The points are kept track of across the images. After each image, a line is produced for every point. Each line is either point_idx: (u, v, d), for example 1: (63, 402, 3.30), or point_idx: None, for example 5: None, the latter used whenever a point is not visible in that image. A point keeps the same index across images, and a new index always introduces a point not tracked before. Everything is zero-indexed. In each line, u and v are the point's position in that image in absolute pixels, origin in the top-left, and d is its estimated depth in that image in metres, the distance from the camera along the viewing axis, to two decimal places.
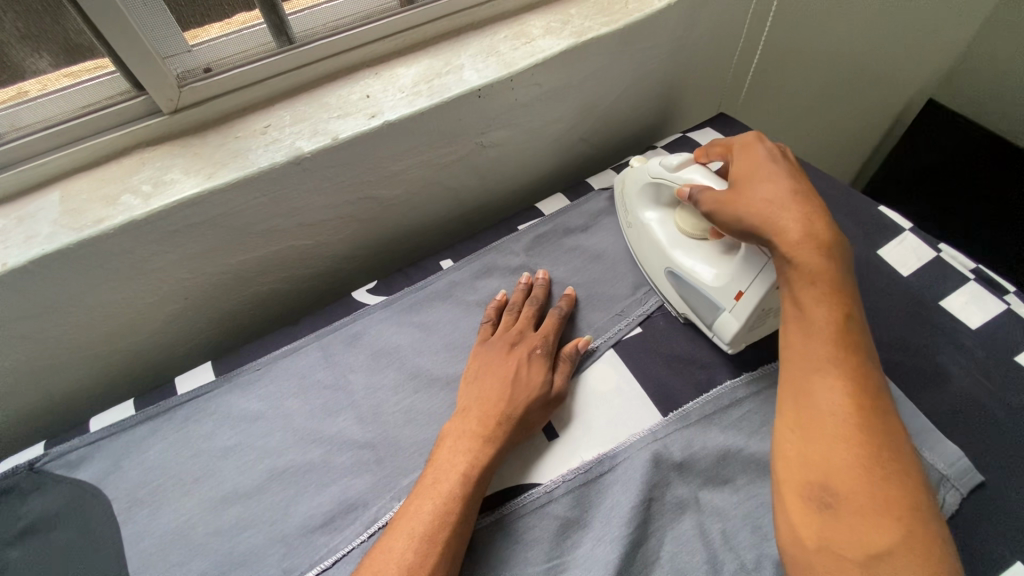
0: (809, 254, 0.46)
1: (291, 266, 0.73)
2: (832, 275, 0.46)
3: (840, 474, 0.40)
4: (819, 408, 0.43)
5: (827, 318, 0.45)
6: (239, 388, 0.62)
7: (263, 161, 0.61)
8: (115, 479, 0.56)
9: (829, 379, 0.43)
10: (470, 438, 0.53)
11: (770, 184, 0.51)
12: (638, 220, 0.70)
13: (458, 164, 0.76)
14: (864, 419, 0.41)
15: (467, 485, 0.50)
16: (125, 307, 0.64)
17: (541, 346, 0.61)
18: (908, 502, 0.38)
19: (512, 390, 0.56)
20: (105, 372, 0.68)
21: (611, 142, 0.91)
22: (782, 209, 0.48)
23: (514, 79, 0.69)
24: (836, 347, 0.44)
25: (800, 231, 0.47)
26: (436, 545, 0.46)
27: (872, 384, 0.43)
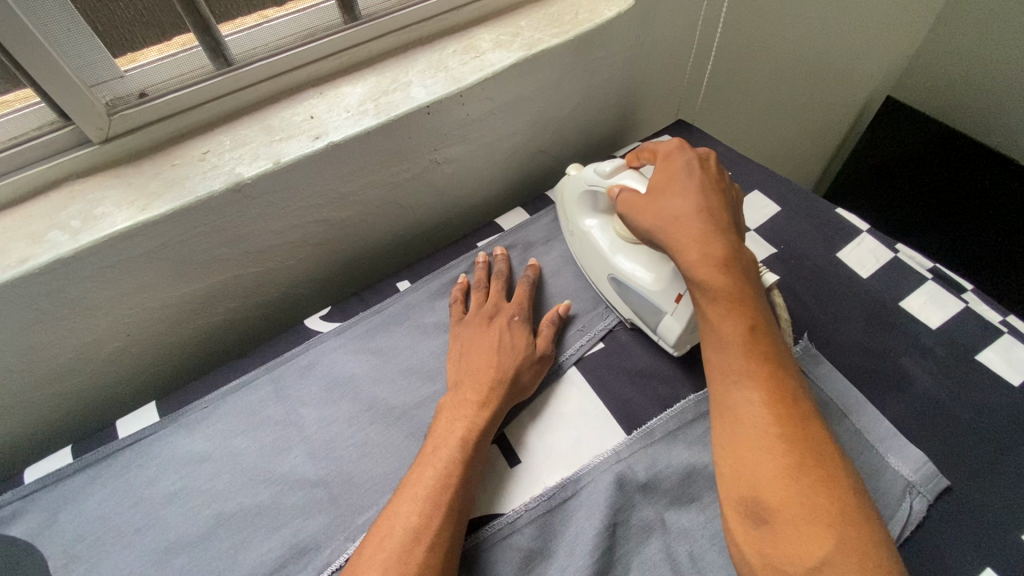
0: (709, 271, 0.46)
1: (241, 295, 0.71)
2: (732, 289, 0.45)
3: (765, 488, 0.39)
4: (737, 425, 0.42)
5: (735, 332, 0.44)
6: (185, 428, 0.59)
7: (200, 189, 0.58)
8: (50, 534, 0.53)
9: (745, 394, 0.43)
10: (464, 411, 0.55)
11: (669, 202, 0.50)
12: (577, 228, 0.68)
13: (412, 182, 0.74)
14: (785, 429, 0.41)
15: (449, 477, 0.50)
16: (59, 348, 0.60)
17: (518, 313, 0.64)
18: (836, 506, 0.38)
19: (499, 357, 0.59)
20: (43, 418, 0.65)
21: (570, 153, 0.90)
22: (683, 226, 0.48)
23: (464, 94, 0.68)
24: (749, 359, 0.44)
25: (697, 249, 0.47)
26: (427, 535, 0.46)
27: (791, 392, 0.43)
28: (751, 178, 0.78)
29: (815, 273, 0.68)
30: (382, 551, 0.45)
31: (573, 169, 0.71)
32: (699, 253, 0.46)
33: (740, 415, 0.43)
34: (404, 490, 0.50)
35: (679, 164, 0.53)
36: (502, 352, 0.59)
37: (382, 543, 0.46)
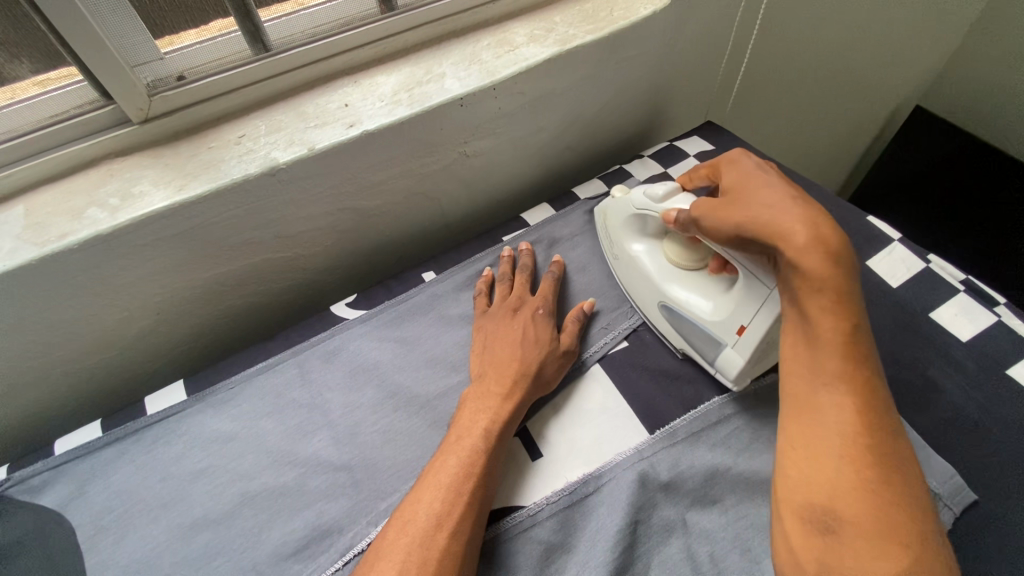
0: (819, 264, 0.43)
1: (269, 280, 0.71)
2: (839, 285, 0.43)
3: (843, 496, 0.39)
4: (824, 429, 0.42)
5: (835, 332, 0.43)
6: (212, 408, 0.60)
7: (235, 172, 0.59)
8: (79, 505, 0.54)
9: (841, 398, 0.42)
10: (490, 398, 0.55)
11: (766, 196, 0.48)
12: (624, 254, 0.67)
13: (440, 174, 0.74)
14: (872, 441, 0.41)
15: (476, 460, 0.50)
16: (91, 324, 0.61)
17: (542, 307, 0.64)
18: (915, 528, 0.38)
19: (524, 351, 0.59)
20: (73, 391, 0.66)
21: (597, 151, 0.90)
22: (791, 214, 0.45)
23: (497, 87, 0.68)
24: (848, 363, 0.43)
25: (807, 237, 0.43)
26: (450, 519, 0.46)
27: (882, 407, 0.42)
28: None
29: None
30: (401, 538, 0.45)
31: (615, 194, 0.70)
32: (806, 244, 0.43)
33: (834, 419, 0.42)
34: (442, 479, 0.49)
35: (758, 168, 0.53)
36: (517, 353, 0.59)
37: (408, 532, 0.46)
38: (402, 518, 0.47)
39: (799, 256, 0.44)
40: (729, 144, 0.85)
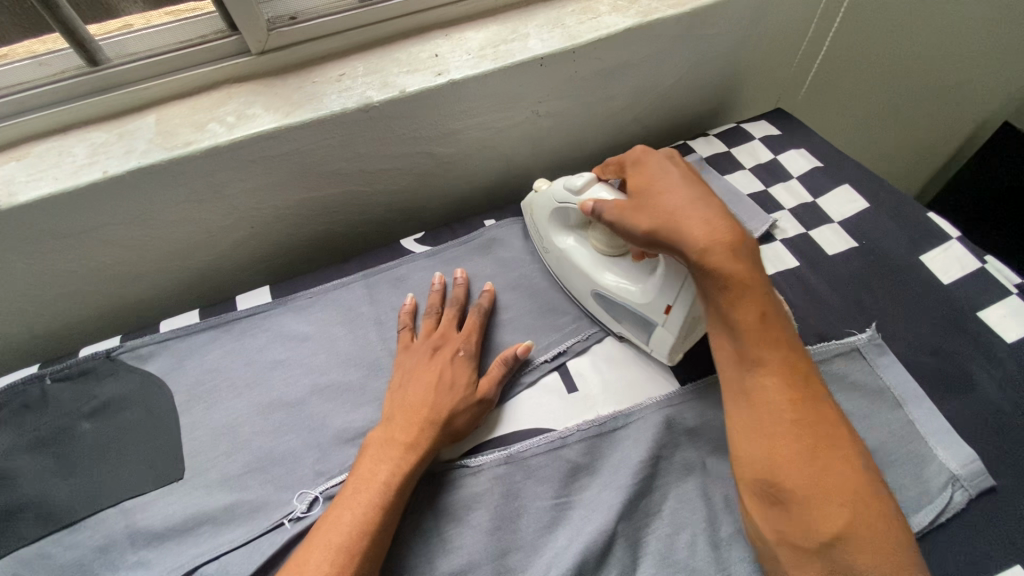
0: (713, 260, 0.46)
1: (348, 211, 0.79)
2: (742, 273, 0.46)
3: (780, 473, 0.42)
4: (756, 416, 0.45)
5: (750, 320, 0.46)
6: (293, 311, 0.68)
7: (335, 105, 0.65)
8: (178, 375, 0.63)
9: (766, 383, 0.45)
10: (393, 446, 0.52)
11: (668, 198, 0.50)
12: (555, 247, 0.67)
13: (512, 130, 0.79)
14: (800, 414, 0.44)
15: (387, 494, 0.49)
16: (197, 227, 0.70)
17: (463, 348, 0.61)
18: (852, 487, 0.41)
19: (436, 397, 0.55)
20: (175, 285, 0.76)
21: (664, 126, 0.92)
22: (688, 215, 0.48)
23: (577, 51, 0.72)
24: (754, 349, 0.46)
25: (703, 232, 0.46)
26: (354, 556, 0.46)
27: (802, 375, 0.45)
28: (844, 173, 0.79)
29: (894, 271, 0.68)
30: (373, 484, 0.50)
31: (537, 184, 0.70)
32: (709, 240, 0.46)
33: (765, 404, 0.45)
34: (392, 431, 0.54)
35: (661, 165, 0.54)
36: (456, 340, 0.62)
37: (378, 467, 0.51)
38: (374, 454, 0.53)
39: (704, 261, 0.46)
40: (798, 131, 0.86)
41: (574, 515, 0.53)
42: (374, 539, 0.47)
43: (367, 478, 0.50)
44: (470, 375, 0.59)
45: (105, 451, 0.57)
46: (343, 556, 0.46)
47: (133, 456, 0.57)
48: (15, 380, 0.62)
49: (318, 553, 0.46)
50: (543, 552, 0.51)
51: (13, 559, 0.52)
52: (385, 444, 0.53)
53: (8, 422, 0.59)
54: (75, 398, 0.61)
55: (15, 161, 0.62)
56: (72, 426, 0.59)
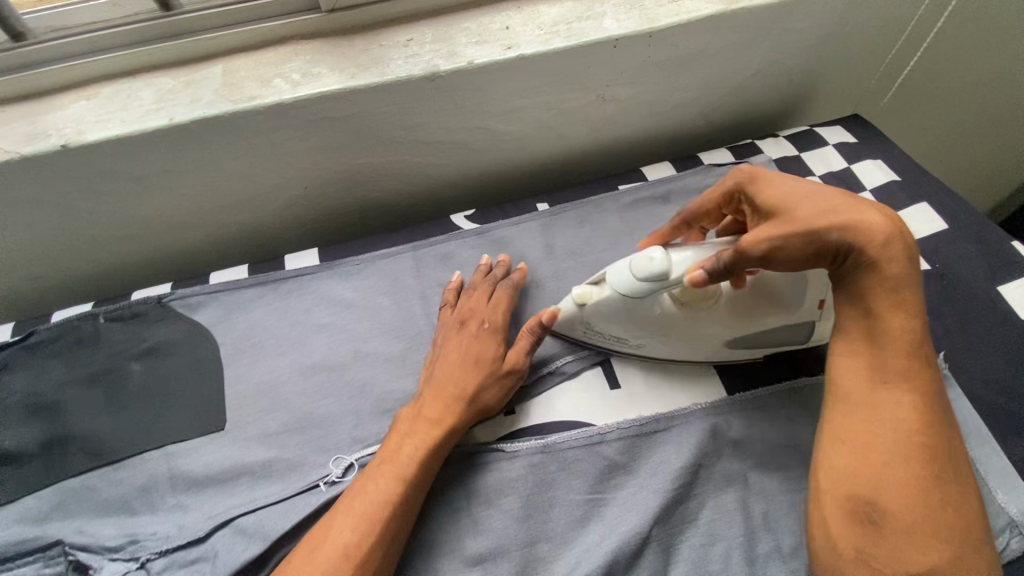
0: (895, 265, 0.44)
1: (400, 180, 0.78)
2: (912, 292, 0.45)
3: (893, 488, 0.41)
4: (890, 432, 0.43)
5: (902, 334, 0.44)
6: (340, 276, 0.68)
7: (400, 71, 0.64)
8: (224, 327, 0.64)
9: (909, 399, 0.43)
10: (421, 420, 0.52)
11: (819, 197, 0.47)
12: (648, 335, 0.56)
13: (575, 113, 0.76)
14: (927, 441, 0.42)
15: (411, 467, 0.50)
16: (252, 182, 0.70)
17: (490, 321, 0.59)
18: (955, 522, 0.41)
19: (462, 372, 0.55)
20: (225, 238, 0.76)
21: (731, 122, 0.88)
22: (872, 220, 0.45)
23: (654, 35, 0.68)
24: (908, 362, 0.44)
25: (898, 245, 0.45)
26: (376, 526, 0.46)
27: (937, 403, 0.44)
28: (922, 189, 0.74)
29: (968, 299, 0.64)
30: (399, 463, 0.49)
31: (578, 299, 0.55)
32: (885, 239, 0.44)
33: (904, 419, 0.43)
34: (414, 417, 0.53)
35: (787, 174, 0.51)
36: (484, 312, 0.60)
37: (401, 441, 0.51)
38: (397, 432, 0.52)
39: (882, 261, 0.44)
40: (877, 139, 0.81)
41: (607, 512, 0.52)
42: (400, 511, 0.48)
43: (387, 456, 0.50)
44: (495, 351, 0.57)
45: (151, 394, 0.58)
46: (366, 522, 0.46)
47: (177, 401, 0.58)
48: (71, 317, 0.63)
49: (345, 518, 0.47)
50: (572, 546, 0.50)
51: (61, 489, 0.54)
52: (411, 422, 0.53)
53: (62, 356, 0.61)
54: (127, 339, 0.62)
55: (84, 101, 0.63)
56: (122, 366, 0.60)
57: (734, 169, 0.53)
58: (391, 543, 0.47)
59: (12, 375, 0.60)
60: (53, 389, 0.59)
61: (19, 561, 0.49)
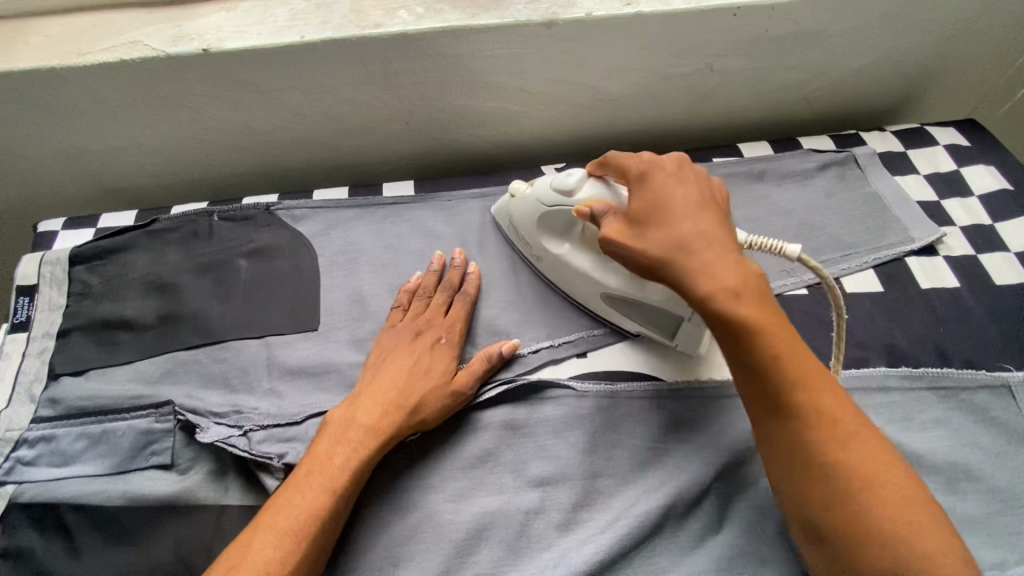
0: (737, 303, 0.42)
1: (496, 128, 0.80)
2: (752, 310, 0.42)
3: (817, 519, 0.40)
4: (789, 471, 0.42)
5: (763, 366, 0.42)
6: (433, 210, 0.71)
7: (520, 16, 0.65)
8: (323, 241, 0.68)
9: (792, 436, 0.41)
10: (356, 428, 0.51)
11: (657, 229, 0.46)
12: (550, 252, 0.61)
13: (679, 80, 0.76)
14: (831, 471, 0.40)
15: (343, 478, 0.48)
16: (361, 110, 0.74)
17: (447, 336, 0.58)
18: (889, 557, 0.37)
19: (410, 382, 0.54)
20: (325, 162, 0.81)
21: (834, 112, 0.86)
22: (693, 249, 0.44)
23: (776, 7, 0.67)
24: (783, 391, 0.42)
25: (722, 273, 0.43)
26: (301, 540, 0.45)
27: (834, 425, 0.40)
28: None
29: None
30: (331, 471, 0.48)
31: (512, 191, 0.64)
32: (708, 270, 0.43)
33: (795, 458, 0.41)
34: (336, 444, 0.50)
35: (652, 190, 0.48)
36: (441, 326, 0.59)
37: (341, 442, 0.50)
38: (333, 433, 0.51)
39: (716, 300, 0.42)
40: (991, 145, 0.77)
41: (669, 462, 0.53)
42: (327, 525, 0.47)
43: (327, 452, 0.49)
44: (448, 364, 0.56)
45: (256, 289, 0.63)
46: (328, 496, 0.47)
47: (278, 300, 0.63)
48: (189, 211, 0.69)
49: (307, 494, 0.47)
50: (632, 486, 0.52)
51: (170, 358, 0.59)
52: (350, 423, 0.51)
53: (179, 244, 0.67)
54: (237, 238, 0.67)
55: (223, 11, 0.67)
56: (231, 261, 0.65)
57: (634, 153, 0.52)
58: (320, 552, 0.46)
59: (134, 255, 0.66)
60: (170, 271, 0.64)
61: (132, 413, 0.54)
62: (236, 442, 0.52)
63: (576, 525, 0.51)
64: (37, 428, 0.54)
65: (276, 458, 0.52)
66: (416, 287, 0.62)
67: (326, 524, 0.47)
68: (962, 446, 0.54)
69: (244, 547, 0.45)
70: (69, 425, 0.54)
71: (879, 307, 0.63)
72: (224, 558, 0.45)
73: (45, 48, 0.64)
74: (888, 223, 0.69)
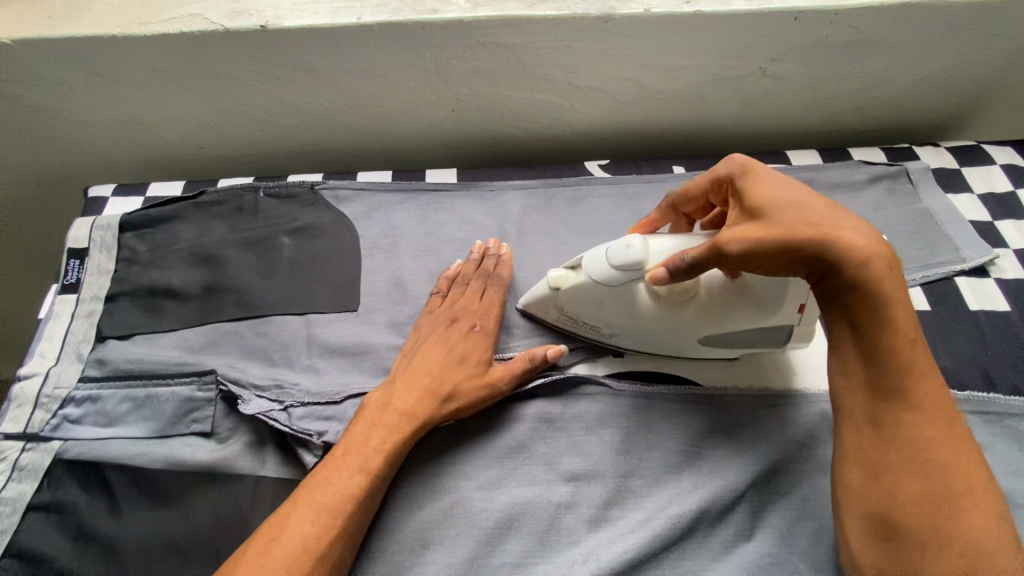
0: (884, 284, 0.45)
1: (541, 121, 0.80)
2: (897, 298, 0.45)
3: (907, 506, 0.42)
4: (891, 450, 0.44)
5: (897, 346, 0.45)
6: (475, 199, 0.71)
7: (577, 9, 0.65)
8: (365, 223, 0.69)
9: (910, 417, 0.44)
10: (392, 412, 0.51)
11: (798, 212, 0.46)
12: (625, 325, 0.55)
13: (731, 83, 0.75)
14: (931, 455, 0.43)
15: (378, 460, 0.49)
16: (409, 95, 0.74)
17: (482, 324, 0.58)
18: (971, 539, 0.40)
19: (448, 368, 0.54)
20: (369, 145, 0.81)
21: (886, 125, 0.84)
22: (846, 235, 0.45)
23: (839, 13, 0.66)
24: (905, 377, 0.44)
25: (878, 261, 0.45)
26: (336, 521, 0.46)
27: (945, 416, 0.44)
28: None
29: None
30: (368, 451, 0.49)
31: (553, 283, 0.55)
32: (862, 255, 0.45)
33: (906, 439, 0.44)
34: (372, 425, 0.51)
35: (777, 179, 0.49)
36: (475, 314, 0.58)
37: (377, 426, 0.50)
38: (369, 416, 0.52)
39: (866, 279, 0.45)
40: None
41: (703, 466, 0.53)
42: (363, 504, 0.47)
43: (364, 435, 0.50)
44: (483, 354, 0.56)
45: (298, 267, 0.64)
46: (364, 476, 0.48)
47: (319, 279, 0.64)
48: (235, 186, 0.70)
49: (342, 474, 0.48)
50: (665, 487, 0.52)
51: (213, 329, 0.60)
52: (386, 405, 0.52)
53: (225, 218, 0.68)
54: (281, 216, 0.68)
55: None
56: (275, 237, 0.66)
57: (726, 158, 0.52)
58: (354, 532, 0.47)
59: (181, 225, 0.67)
60: (215, 243, 0.65)
61: (175, 379, 0.56)
62: (276, 415, 0.53)
63: (607, 522, 0.51)
64: (84, 387, 0.56)
65: (315, 436, 0.52)
66: (453, 276, 0.62)
67: (362, 503, 0.47)
68: (1007, 473, 0.53)
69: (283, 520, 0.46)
70: (115, 387, 0.56)
71: (926, 326, 0.62)
72: (266, 529, 0.46)
73: (107, 15, 0.65)
74: (939, 241, 0.68)
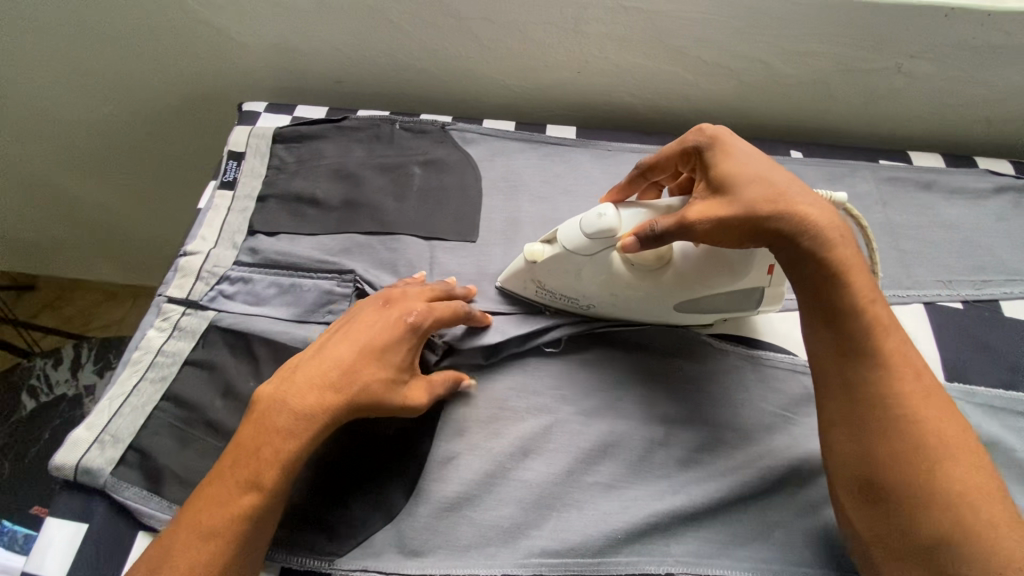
0: (839, 249, 0.45)
1: (662, 92, 0.82)
2: (852, 261, 0.46)
3: (882, 467, 0.42)
4: (866, 413, 0.44)
5: (858, 311, 0.45)
6: (593, 156, 0.75)
7: None
8: (489, 165, 0.73)
9: (876, 377, 0.44)
10: (285, 412, 0.46)
11: (754, 185, 0.46)
12: (601, 297, 0.56)
13: (862, 76, 0.75)
14: (907, 411, 0.43)
15: (270, 467, 0.44)
16: (541, 51, 0.77)
17: (415, 315, 0.52)
18: (953, 487, 0.40)
19: (357, 367, 0.48)
20: (492, 96, 0.86)
21: (1016, 139, 0.82)
22: (805, 203, 0.46)
23: (991, 15, 0.65)
24: (872, 339, 0.45)
25: (834, 231, 0.46)
26: (223, 531, 0.43)
27: (912, 369, 0.44)
28: None
29: None
30: (260, 460, 0.44)
31: (528, 256, 0.56)
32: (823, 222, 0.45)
33: (876, 398, 0.44)
34: (260, 425, 0.46)
35: (738, 151, 0.48)
36: (414, 306, 0.52)
37: (269, 433, 0.45)
38: (264, 412, 0.46)
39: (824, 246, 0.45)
40: None
41: (795, 428, 0.55)
42: (258, 511, 0.44)
43: (254, 444, 0.45)
44: (400, 357, 0.50)
45: (425, 195, 0.69)
46: (256, 492, 0.44)
47: (444, 208, 0.69)
48: (375, 116, 0.75)
49: (230, 480, 0.45)
50: (754, 444, 0.54)
51: (347, 238, 0.66)
52: (280, 404, 0.46)
53: (362, 142, 0.73)
54: (414, 148, 0.73)
55: None
56: (406, 166, 0.71)
57: (697, 127, 0.51)
58: (253, 539, 0.45)
59: (324, 143, 0.73)
60: (354, 163, 0.71)
61: (318, 273, 0.62)
62: None
63: (695, 464, 0.53)
64: (238, 269, 0.63)
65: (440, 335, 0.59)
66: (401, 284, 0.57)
67: (257, 516, 0.44)
68: None
69: (167, 551, 0.43)
70: (264, 273, 0.63)
71: None
72: (163, 540, 0.44)
73: None
74: None
